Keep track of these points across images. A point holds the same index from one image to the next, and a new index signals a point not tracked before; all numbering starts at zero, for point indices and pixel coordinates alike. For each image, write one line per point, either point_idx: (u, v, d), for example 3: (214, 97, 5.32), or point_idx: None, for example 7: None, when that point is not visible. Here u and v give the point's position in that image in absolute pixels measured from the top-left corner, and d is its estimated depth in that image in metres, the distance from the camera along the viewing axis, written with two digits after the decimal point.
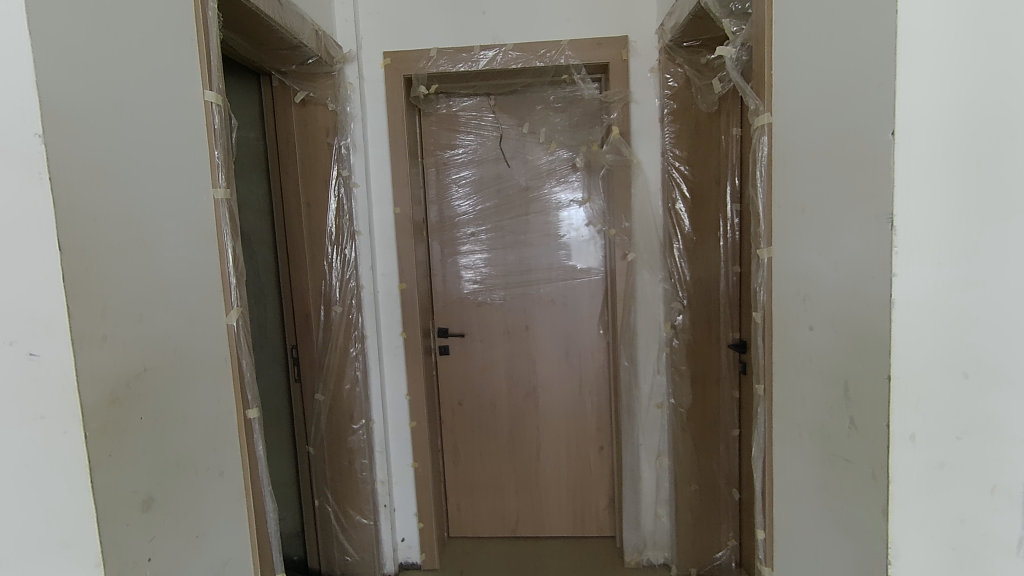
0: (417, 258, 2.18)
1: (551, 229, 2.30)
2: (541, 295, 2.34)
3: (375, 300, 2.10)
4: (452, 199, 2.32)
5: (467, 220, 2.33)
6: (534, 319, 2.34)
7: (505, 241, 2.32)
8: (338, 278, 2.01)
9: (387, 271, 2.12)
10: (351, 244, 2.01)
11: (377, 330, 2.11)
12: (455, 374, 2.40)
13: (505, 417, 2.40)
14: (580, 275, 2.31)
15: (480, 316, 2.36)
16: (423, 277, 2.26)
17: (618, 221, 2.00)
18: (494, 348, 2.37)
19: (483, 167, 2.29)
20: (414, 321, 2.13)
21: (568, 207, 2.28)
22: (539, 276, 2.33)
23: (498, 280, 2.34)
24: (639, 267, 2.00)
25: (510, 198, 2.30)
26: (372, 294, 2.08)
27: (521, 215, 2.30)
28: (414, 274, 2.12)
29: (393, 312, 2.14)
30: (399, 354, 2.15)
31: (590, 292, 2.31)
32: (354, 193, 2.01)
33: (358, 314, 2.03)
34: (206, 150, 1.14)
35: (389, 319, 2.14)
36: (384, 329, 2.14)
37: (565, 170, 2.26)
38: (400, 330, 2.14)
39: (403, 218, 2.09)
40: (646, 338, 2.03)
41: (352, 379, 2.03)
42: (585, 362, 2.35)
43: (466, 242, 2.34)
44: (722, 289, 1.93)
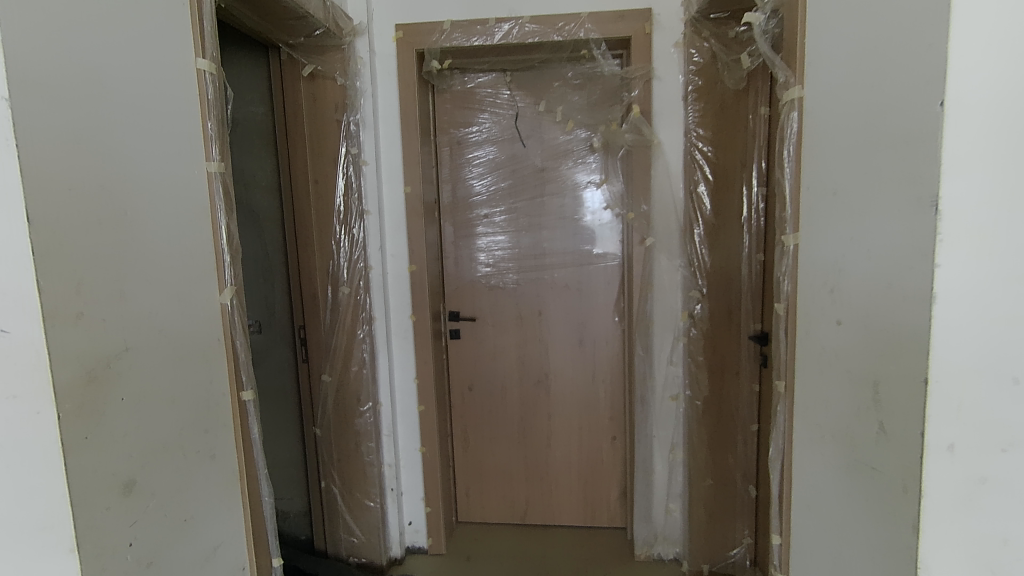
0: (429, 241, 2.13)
1: (567, 212, 2.22)
2: (555, 280, 2.27)
3: (384, 282, 2.05)
4: (466, 179, 2.26)
5: (481, 202, 2.26)
6: (547, 305, 2.28)
7: (519, 224, 2.25)
8: (346, 259, 1.97)
9: (397, 252, 2.07)
10: (361, 225, 1.96)
11: (387, 312, 2.07)
12: (466, 359, 2.35)
13: (516, 404, 2.35)
14: (596, 261, 2.23)
15: (492, 300, 2.31)
16: (433, 260, 2.21)
17: (636, 204, 1.92)
18: (505, 334, 2.31)
19: (499, 147, 2.22)
20: (423, 304, 2.08)
21: (584, 190, 2.20)
22: (554, 260, 2.26)
23: (511, 265, 2.28)
24: (657, 252, 1.92)
25: (525, 180, 2.22)
26: (382, 276, 2.04)
27: (536, 198, 2.23)
28: (424, 255, 2.06)
29: (402, 295, 2.09)
30: (408, 338, 2.11)
31: (606, 278, 2.23)
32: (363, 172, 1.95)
33: (366, 296, 1.99)
34: (199, 123, 1.09)
35: (399, 301, 2.09)
36: (392, 312, 2.10)
37: (582, 150, 2.17)
38: (409, 313, 2.10)
39: (414, 199, 2.04)
40: (661, 329, 1.95)
41: (359, 362, 1.99)
42: (600, 350, 2.27)
43: (480, 224, 2.28)
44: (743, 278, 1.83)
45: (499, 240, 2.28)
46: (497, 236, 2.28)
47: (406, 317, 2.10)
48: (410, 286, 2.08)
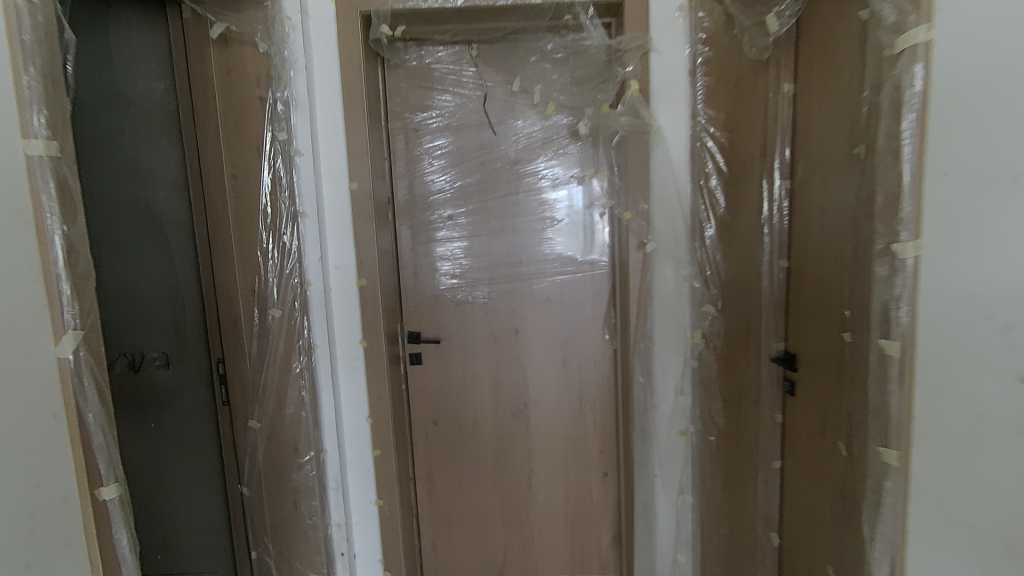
0: (382, 249, 1.75)
1: (547, 212, 1.89)
2: (534, 292, 1.93)
3: (325, 299, 1.66)
4: (424, 173, 1.88)
5: (443, 200, 1.90)
6: (525, 321, 1.94)
7: (490, 227, 1.90)
8: (276, 273, 1.57)
9: (342, 263, 1.68)
10: (297, 230, 1.57)
11: (331, 336, 1.68)
12: (429, 387, 1.98)
13: (491, 439, 2.00)
14: (580, 269, 1.91)
15: (459, 317, 1.94)
16: (388, 272, 1.83)
17: (634, 202, 1.62)
18: (475, 357, 1.96)
19: (464, 134, 1.86)
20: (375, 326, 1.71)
21: (565, 186, 1.87)
22: (532, 269, 1.92)
23: (480, 275, 1.93)
24: (659, 259, 1.62)
25: (495, 174, 1.88)
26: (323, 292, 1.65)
27: (509, 195, 1.88)
28: (375, 267, 1.68)
29: (349, 314, 1.70)
30: (358, 368, 1.73)
31: (593, 289, 1.92)
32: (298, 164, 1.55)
33: (302, 318, 1.59)
34: (8, 76, 0.69)
35: (348, 323, 1.71)
36: (338, 336, 1.71)
37: (563, 138, 1.84)
38: (360, 338, 1.72)
39: (362, 198, 1.66)
40: (663, 351, 1.66)
41: (296, 403, 1.61)
42: (587, 373, 1.95)
43: (442, 227, 1.91)
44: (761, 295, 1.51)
45: (465, 245, 1.92)
46: (464, 241, 1.92)
47: (355, 342, 1.72)
48: (361, 303, 1.70)
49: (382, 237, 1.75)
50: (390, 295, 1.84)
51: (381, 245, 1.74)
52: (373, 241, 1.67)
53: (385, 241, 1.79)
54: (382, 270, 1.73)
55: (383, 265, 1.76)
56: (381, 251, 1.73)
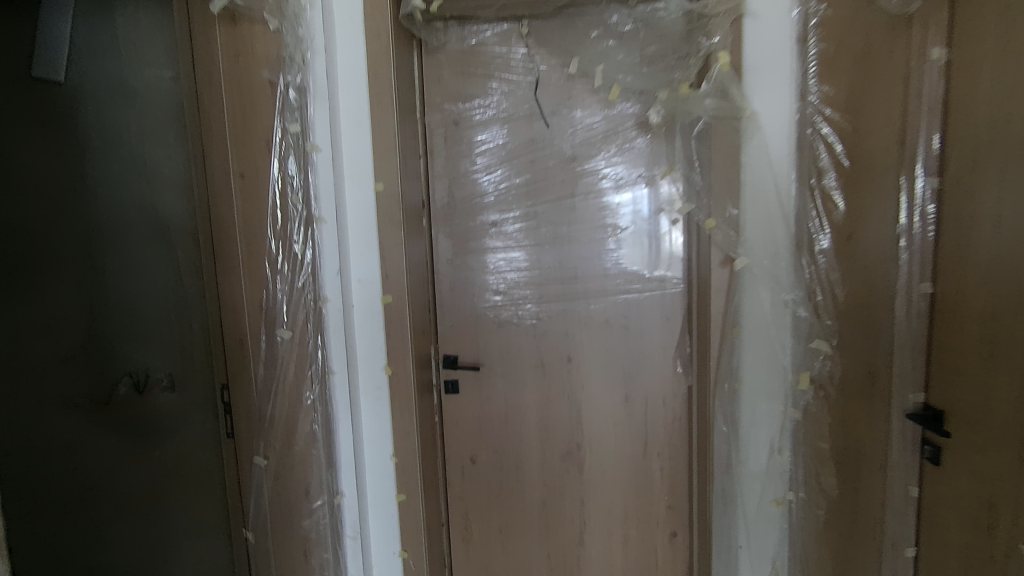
0: (414, 261, 1.51)
1: (608, 218, 1.59)
2: (592, 314, 1.63)
3: (345, 317, 1.44)
4: (466, 173, 1.63)
5: (487, 204, 1.63)
6: (579, 347, 1.64)
7: (541, 235, 1.62)
8: (287, 288, 1.37)
9: (364, 276, 1.45)
10: (313, 238, 1.38)
11: (351, 360, 1.46)
12: (467, 420, 1.72)
13: (536, 484, 1.72)
14: (647, 287, 1.59)
15: (503, 340, 1.67)
16: (421, 286, 1.59)
17: (720, 206, 1.29)
18: (520, 386, 1.68)
19: (512, 127, 1.59)
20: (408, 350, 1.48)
21: (630, 187, 1.56)
22: (590, 287, 1.62)
23: (528, 291, 1.65)
24: (751, 279, 1.29)
25: (547, 173, 1.59)
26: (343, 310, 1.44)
27: (563, 199, 1.60)
28: (403, 282, 1.45)
29: (372, 336, 1.46)
30: (381, 399, 1.48)
31: (664, 312, 1.59)
32: (315, 163, 1.36)
33: (316, 340, 1.39)
34: None
35: (371, 346, 1.47)
36: (359, 361, 1.47)
37: (629, 130, 1.53)
38: (384, 364, 1.47)
39: (388, 201, 1.42)
40: (752, 395, 1.34)
41: (309, 439, 1.40)
42: (653, 413, 1.63)
43: (485, 235, 1.64)
44: (892, 334, 1.14)
45: (512, 257, 1.64)
46: (510, 251, 1.64)
47: (379, 368, 1.47)
48: (387, 323, 1.46)
49: (413, 247, 1.51)
50: (422, 313, 1.59)
51: (413, 256, 1.50)
52: (400, 252, 1.43)
53: (416, 251, 1.54)
54: (413, 284, 1.49)
55: (415, 279, 1.52)
56: (410, 263, 1.49)
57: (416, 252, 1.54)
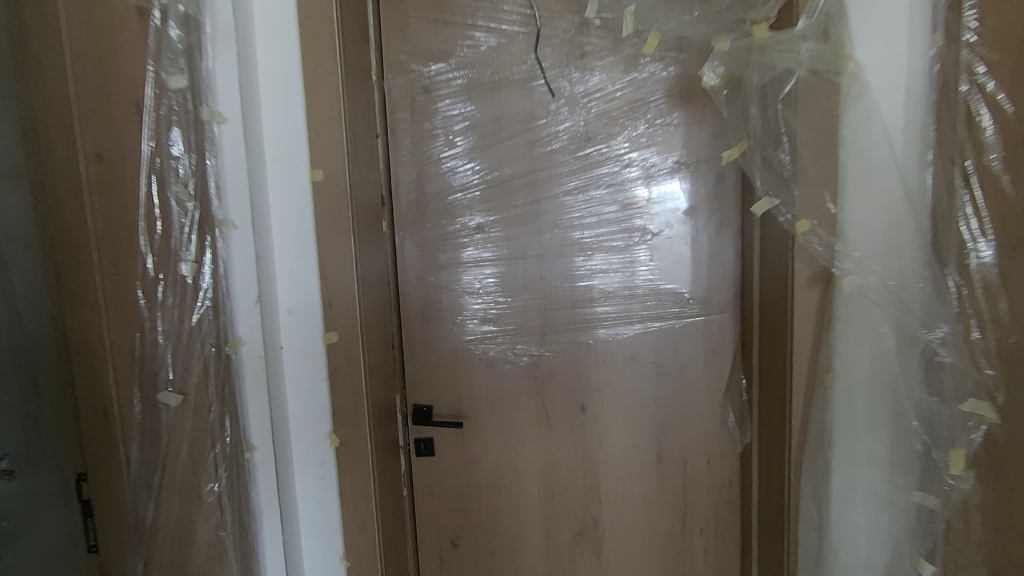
0: (370, 281, 1.08)
1: (635, 220, 1.18)
2: (613, 347, 1.22)
3: (272, 366, 1.02)
4: (442, 159, 1.20)
5: (470, 201, 1.21)
6: (595, 391, 1.24)
7: (544, 244, 1.21)
8: (169, 330, 0.87)
9: (298, 305, 1.03)
10: (220, 249, 0.92)
11: (282, 425, 1.04)
12: (446, 490, 1.31)
13: (537, 570, 1.31)
14: (687, 310, 1.20)
15: (493, 383, 1.26)
16: (382, 316, 1.15)
17: (815, 198, 0.90)
18: (516, 443, 1.28)
19: (504, 97, 1.18)
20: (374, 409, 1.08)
21: (663, 177, 1.17)
22: (610, 311, 1.21)
23: (525, 319, 1.23)
24: (858, 304, 0.91)
25: (552, 159, 1.18)
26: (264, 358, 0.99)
27: (573, 192, 1.19)
28: (354, 313, 1.02)
29: (311, 390, 1.05)
30: (325, 478, 1.07)
31: (708, 344, 1.20)
32: (218, 139, 0.91)
33: (227, 404, 0.94)
34: None
35: (310, 405, 1.05)
36: (291, 424, 1.05)
37: (662, 101, 1.15)
38: (328, 431, 1.06)
39: (330, 200, 1.00)
40: (847, 467, 0.95)
41: (215, 555, 0.94)
42: (694, 476, 1.24)
43: (468, 243, 1.23)
44: None
45: (503, 272, 1.23)
46: (501, 263, 1.23)
47: (321, 434, 1.06)
48: (334, 372, 1.04)
49: (371, 263, 1.09)
50: (385, 351, 1.16)
51: (368, 274, 1.07)
52: (349, 274, 1.01)
53: (377, 267, 1.12)
54: (370, 315, 1.08)
55: (376, 307, 1.11)
56: (365, 287, 1.06)
57: (375, 269, 1.11)
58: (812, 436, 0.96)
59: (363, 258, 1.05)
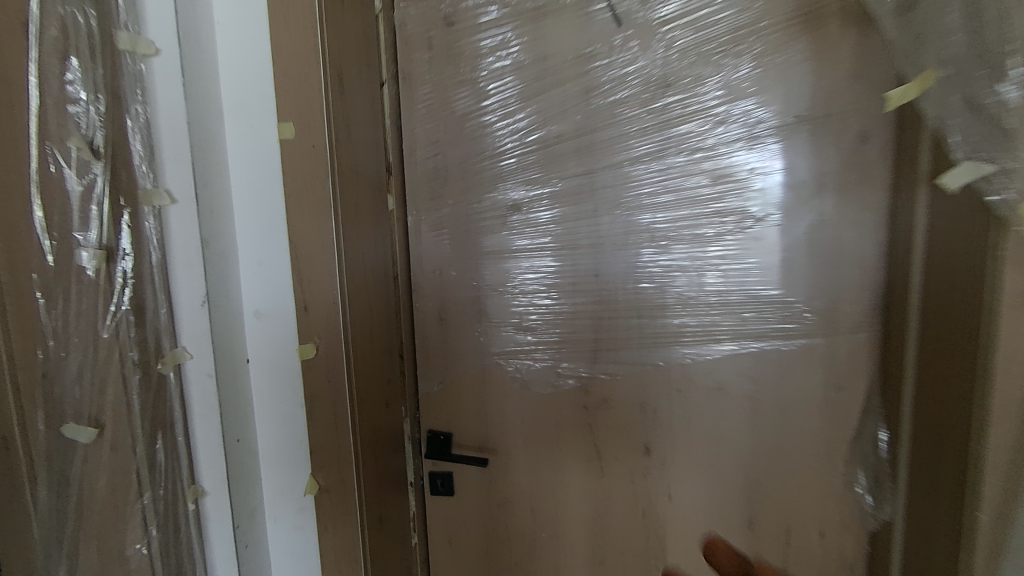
0: (364, 278, 0.81)
1: (730, 198, 0.84)
2: (691, 372, 0.90)
3: (234, 387, 0.77)
4: (468, 115, 0.92)
5: (503, 171, 0.92)
6: (663, 429, 0.93)
7: (601, 229, 0.90)
8: (79, 344, 0.63)
9: (267, 307, 0.78)
10: (147, 230, 0.66)
11: (248, 462, 0.80)
12: (468, 536, 1.04)
13: None
14: (801, 326, 0.85)
15: (530, 409, 0.97)
16: (385, 321, 0.88)
17: None
18: (556, 487, 0.99)
19: (551, 28, 0.87)
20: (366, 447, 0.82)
21: (773, 138, 0.82)
22: (690, 323, 0.89)
23: (573, 329, 0.94)
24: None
25: (614, 113, 0.86)
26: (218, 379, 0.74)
27: (644, 160, 0.86)
28: (337, 321, 0.76)
29: (284, 418, 0.80)
30: (302, 529, 0.83)
31: (830, 373, 0.86)
32: (146, 75, 0.65)
33: (161, 437, 0.70)
34: None
35: (283, 437, 0.81)
36: (260, 459, 0.82)
37: (778, 27, 0.80)
38: (306, 472, 0.81)
39: (305, 166, 0.73)
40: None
41: None
42: (798, 549, 0.92)
43: (501, 227, 0.94)
44: None
45: (546, 266, 0.93)
46: (544, 253, 0.93)
47: (297, 476, 0.81)
48: (313, 400, 0.78)
49: (366, 254, 0.82)
50: (388, 367, 0.90)
51: (362, 268, 0.80)
52: (329, 268, 0.75)
53: (376, 259, 0.85)
54: (362, 323, 0.81)
55: (373, 311, 0.84)
56: (355, 286, 0.79)
57: (373, 261, 0.84)
58: (1010, 553, 0.59)
59: (352, 247, 0.78)
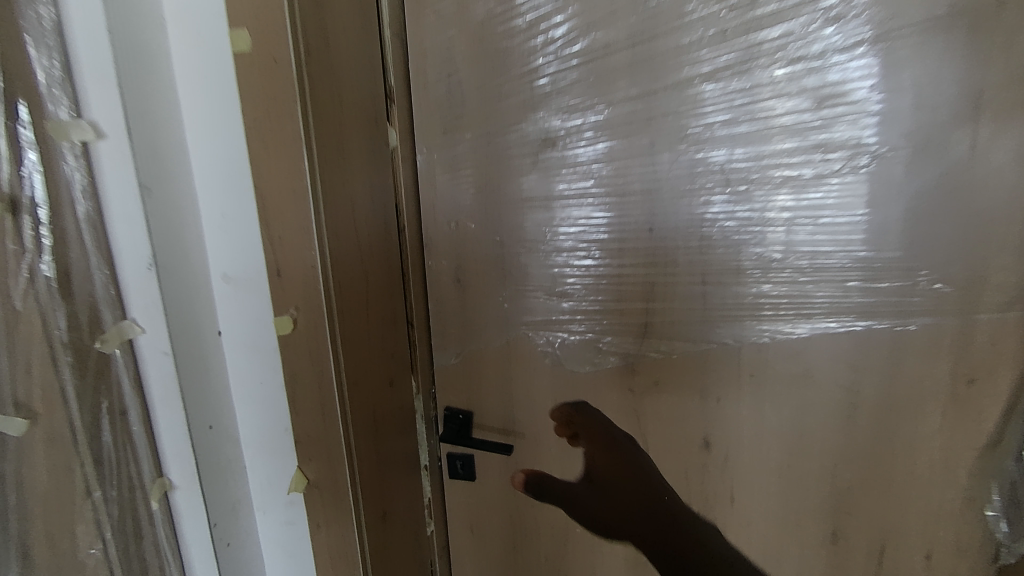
0: (357, 236, 0.65)
1: (837, 127, 0.62)
2: (768, 354, 0.71)
3: (202, 368, 0.64)
4: (490, 23, 0.72)
5: (534, 95, 0.72)
6: (727, 421, 0.75)
7: (658, 170, 0.69)
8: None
9: (236, 270, 0.63)
10: (68, 173, 0.53)
11: (228, 452, 0.68)
12: (492, 526, 0.91)
13: None
14: (926, 301, 0.64)
15: (563, 389, 0.81)
16: (386, 286, 0.72)
17: None
18: (592, 477, 0.84)
19: None
20: (363, 439, 0.68)
21: (911, 39, 0.58)
22: (770, 293, 0.69)
23: (619, 297, 0.75)
24: None
25: (682, 12, 0.64)
26: (179, 361, 0.61)
27: (721, 76, 0.65)
28: (319, 290, 0.61)
29: (265, 399, 0.67)
30: (296, 526, 0.72)
31: (961, 364, 0.64)
32: None
33: (108, 427, 0.58)
34: None
35: (266, 421, 0.68)
36: (243, 446, 0.70)
37: None
38: (292, 464, 0.68)
39: (268, 88, 0.56)
40: None
41: None
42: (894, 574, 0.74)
43: (531, 168, 0.75)
44: None
45: (590, 217, 0.74)
46: (591, 201, 0.73)
47: (284, 468, 0.69)
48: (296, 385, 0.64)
49: (358, 204, 0.65)
50: (393, 341, 0.75)
51: (353, 222, 0.64)
52: (306, 224, 0.59)
53: (373, 209, 0.68)
54: (354, 290, 0.65)
55: (370, 275, 0.68)
56: (343, 246, 0.63)
57: (369, 213, 0.67)
58: None
59: (335, 196, 0.61)
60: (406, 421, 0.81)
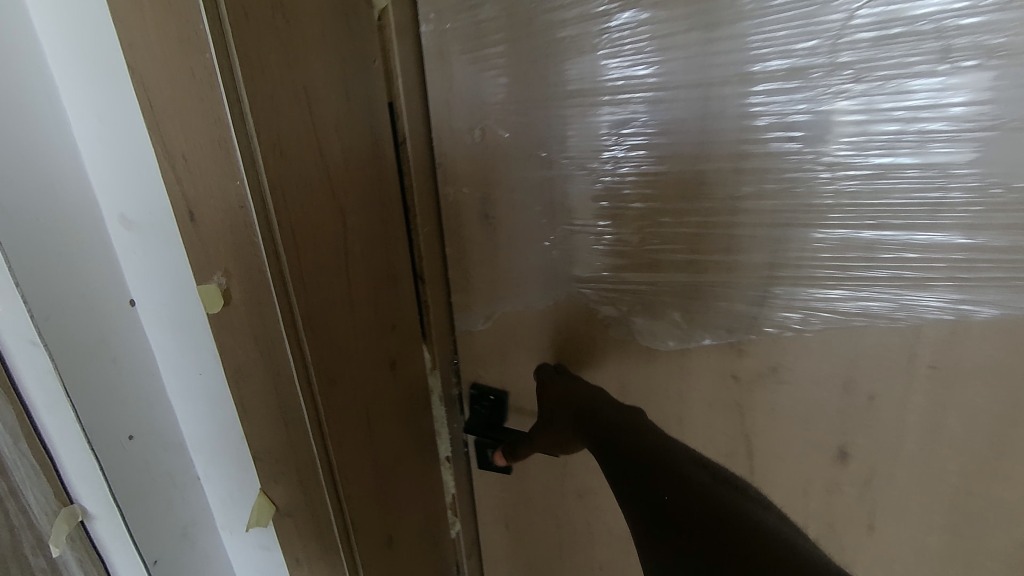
0: (319, 154, 0.40)
1: None
2: (966, 336, 0.45)
3: (106, 357, 0.43)
4: None
5: None
6: (877, 427, 0.51)
7: (818, 37, 0.41)
8: None
9: (144, 209, 0.41)
10: None
11: (168, 464, 0.49)
12: (531, 526, 0.73)
13: None
14: None
15: (632, 369, 0.58)
16: (381, 232, 0.48)
17: None
18: None
19: None
20: (352, 454, 0.48)
21: None
22: (986, 241, 0.43)
23: (729, 245, 0.50)
24: None
25: None
26: (61, 354, 0.40)
27: None
28: (256, 245, 0.37)
29: (211, 396, 0.47)
30: (273, 551, 0.54)
31: None
32: None
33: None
34: None
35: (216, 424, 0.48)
36: (191, 452, 0.51)
37: None
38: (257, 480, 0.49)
39: None
40: None
41: None
42: None
43: (597, 41, 0.48)
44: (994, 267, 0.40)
45: (664, 122, 0.48)
46: (659, 97, 0.47)
47: (248, 483, 0.50)
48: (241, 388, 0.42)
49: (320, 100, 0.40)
50: (395, 309, 0.52)
51: (312, 131, 0.39)
52: (224, 136, 0.34)
53: (351, 111, 0.43)
54: (322, 242, 0.42)
55: (349, 215, 0.44)
56: (296, 171, 0.38)
57: (343, 116, 0.42)
58: None
59: (273, 85, 0.36)
60: (422, 409, 0.60)
